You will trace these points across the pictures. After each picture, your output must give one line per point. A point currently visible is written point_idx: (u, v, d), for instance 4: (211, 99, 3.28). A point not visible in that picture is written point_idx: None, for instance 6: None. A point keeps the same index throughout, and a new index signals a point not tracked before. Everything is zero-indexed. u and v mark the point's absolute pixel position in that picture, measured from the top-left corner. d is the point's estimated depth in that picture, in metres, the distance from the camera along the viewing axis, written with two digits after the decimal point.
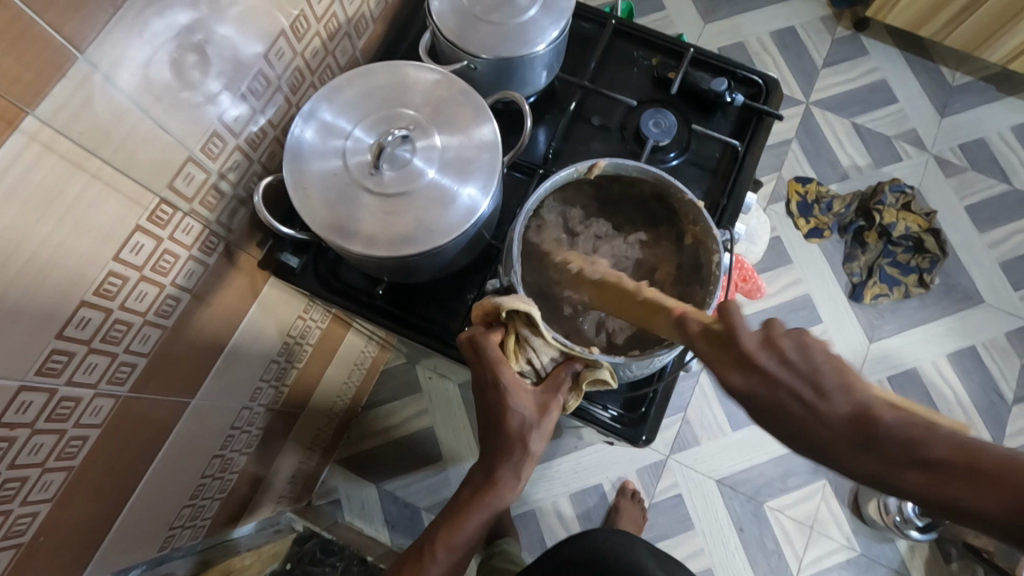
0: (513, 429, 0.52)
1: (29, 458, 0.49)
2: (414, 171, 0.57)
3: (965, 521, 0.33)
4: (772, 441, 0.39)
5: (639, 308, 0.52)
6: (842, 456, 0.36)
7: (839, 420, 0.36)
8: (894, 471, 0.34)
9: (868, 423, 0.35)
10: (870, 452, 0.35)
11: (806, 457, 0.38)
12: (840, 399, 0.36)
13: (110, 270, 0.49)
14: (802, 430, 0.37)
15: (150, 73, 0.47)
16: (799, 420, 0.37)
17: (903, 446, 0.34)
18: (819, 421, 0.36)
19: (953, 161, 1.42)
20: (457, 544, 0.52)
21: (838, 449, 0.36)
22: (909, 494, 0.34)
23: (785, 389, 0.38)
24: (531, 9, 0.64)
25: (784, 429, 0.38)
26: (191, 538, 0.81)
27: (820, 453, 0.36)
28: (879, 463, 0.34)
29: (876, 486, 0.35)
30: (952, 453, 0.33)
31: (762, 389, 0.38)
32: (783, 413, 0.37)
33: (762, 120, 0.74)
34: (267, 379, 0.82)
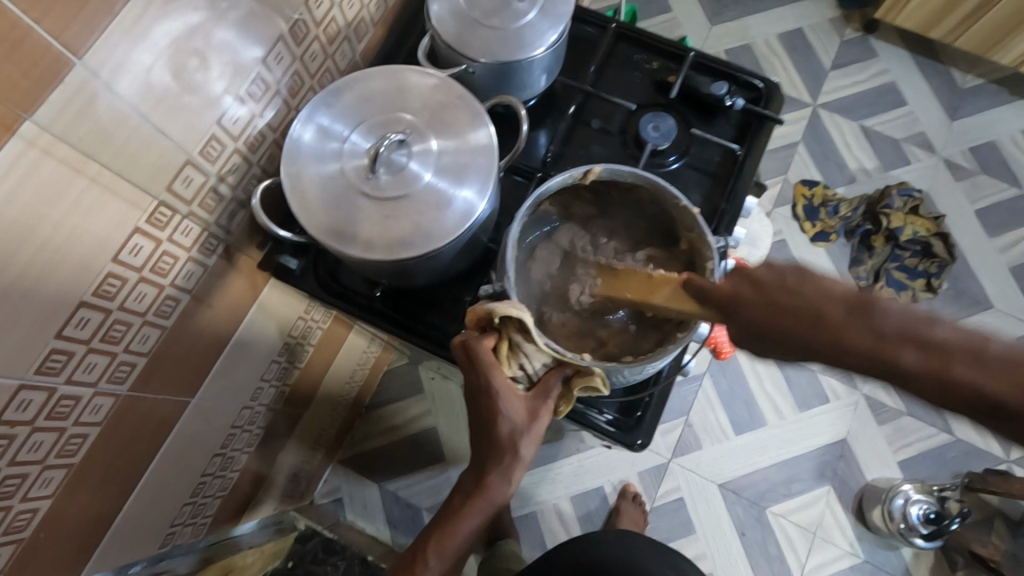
0: (502, 434, 0.52)
1: (30, 455, 0.50)
2: (411, 175, 0.57)
3: (962, 405, 0.32)
4: (768, 339, 0.39)
5: (644, 283, 0.54)
6: (840, 335, 0.35)
7: (838, 303, 0.36)
8: (893, 347, 0.34)
9: (869, 307, 0.35)
10: (871, 330, 0.34)
11: (801, 351, 0.38)
12: (839, 288, 0.37)
13: (110, 271, 0.50)
14: (804, 314, 0.37)
15: (149, 78, 0.48)
16: (795, 308, 0.38)
17: (902, 325, 0.34)
18: (820, 305, 0.37)
19: (963, 164, 1.40)
20: (449, 549, 0.53)
21: (837, 330, 0.36)
22: (908, 373, 0.33)
23: (787, 284, 0.39)
24: (530, 13, 0.64)
25: (781, 321, 0.38)
26: (191, 534, 0.82)
27: (814, 336, 0.36)
28: (877, 340, 0.34)
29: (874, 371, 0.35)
30: (956, 335, 0.33)
31: (766, 289, 0.40)
32: (784, 304, 0.38)
33: (763, 124, 0.73)
34: (267, 379, 0.83)
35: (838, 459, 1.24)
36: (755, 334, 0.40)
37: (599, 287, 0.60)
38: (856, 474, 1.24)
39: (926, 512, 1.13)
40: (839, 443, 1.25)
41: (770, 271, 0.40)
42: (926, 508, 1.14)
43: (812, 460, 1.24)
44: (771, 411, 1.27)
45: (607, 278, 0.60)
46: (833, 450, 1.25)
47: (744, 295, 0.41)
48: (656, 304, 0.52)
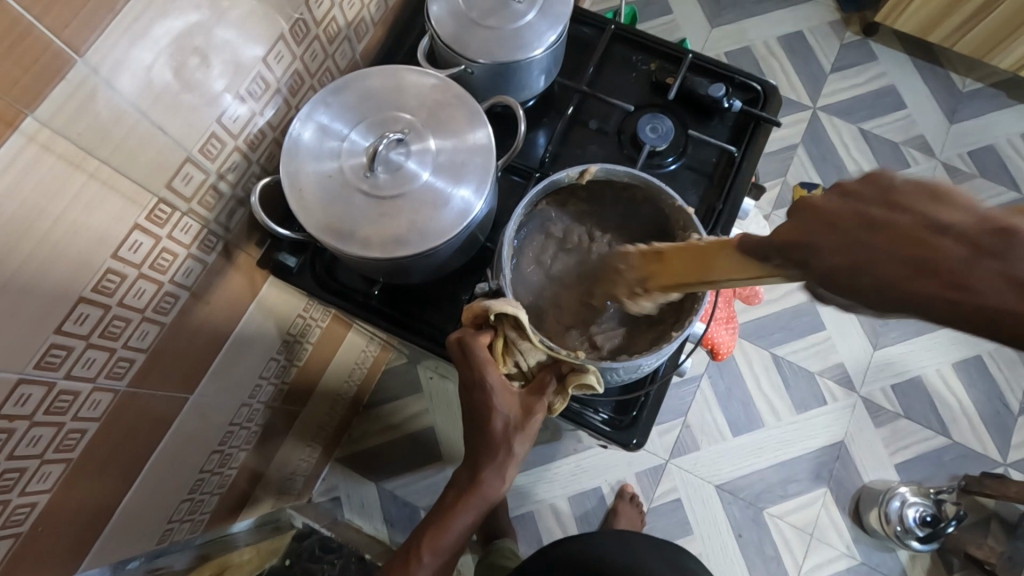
0: (497, 430, 0.53)
1: (28, 449, 0.50)
2: (408, 173, 0.58)
3: None
4: (864, 288, 0.32)
5: (699, 259, 0.48)
6: (966, 286, 0.28)
7: (963, 243, 0.29)
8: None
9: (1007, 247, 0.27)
10: (1006, 278, 0.27)
11: (904, 303, 0.30)
12: (967, 220, 0.29)
13: (109, 267, 0.50)
14: (914, 258, 0.30)
15: (149, 76, 0.48)
16: (904, 250, 0.30)
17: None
18: (936, 247, 0.29)
19: (962, 168, 1.40)
20: (442, 547, 0.53)
21: (958, 278, 0.28)
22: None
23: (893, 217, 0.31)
24: (528, 14, 0.65)
25: (879, 268, 0.31)
26: (189, 531, 0.82)
27: (923, 284, 0.29)
28: (1014, 290, 0.27)
29: (1009, 332, 0.27)
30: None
31: (866, 228, 0.32)
32: (889, 245, 0.31)
33: (759, 126, 0.74)
34: (266, 376, 0.83)
35: (835, 461, 1.24)
36: (846, 282, 0.33)
37: (648, 276, 0.53)
38: (852, 476, 1.24)
39: (922, 515, 1.13)
40: (836, 445, 1.25)
41: (872, 203, 0.33)
42: (923, 510, 1.14)
43: (809, 462, 1.24)
44: (768, 412, 1.27)
45: (654, 263, 0.53)
46: (830, 452, 1.25)
47: (834, 233, 0.34)
48: (724, 278, 0.46)
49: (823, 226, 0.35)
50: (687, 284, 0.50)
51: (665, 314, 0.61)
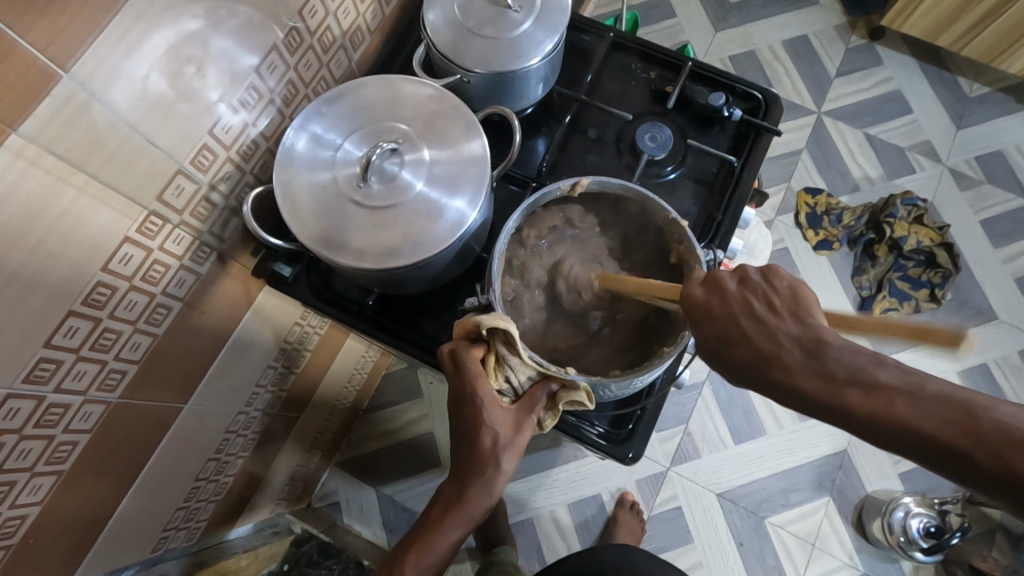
0: (486, 446, 0.52)
1: (17, 462, 0.50)
2: (403, 185, 0.57)
3: (895, 442, 0.36)
4: (735, 371, 0.42)
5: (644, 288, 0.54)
6: (798, 376, 0.39)
7: (795, 345, 0.40)
8: (840, 388, 0.38)
9: (824, 350, 0.39)
10: (821, 375, 0.38)
11: (760, 385, 0.41)
12: (800, 327, 0.40)
13: (99, 280, 0.50)
14: (765, 353, 0.41)
15: (142, 87, 0.48)
16: (762, 347, 0.41)
17: (851, 369, 0.38)
18: (779, 346, 0.40)
19: (968, 174, 1.39)
20: (427, 563, 0.52)
21: (792, 371, 0.39)
22: (854, 413, 0.37)
23: (752, 318, 0.42)
24: (525, 23, 0.64)
25: (745, 357, 0.41)
26: (185, 539, 0.82)
27: (772, 373, 0.40)
28: (827, 382, 0.38)
29: (823, 410, 0.38)
30: (896, 379, 0.37)
31: (738, 324, 0.42)
32: (750, 341, 0.41)
33: (760, 135, 0.73)
34: (263, 384, 0.83)
35: (838, 470, 1.23)
36: (722, 364, 0.43)
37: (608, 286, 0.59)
38: (855, 485, 1.22)
39: (927, 525, 1.12)
40: (838, 454, 1.24)
41: (743, 303, 0.43)
42: (927, 521, 1.12)
43: (811, 471, 1.23)
44: (770, 420, 1.26)
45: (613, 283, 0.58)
46: (833, 460, 1.24)
47: (716, 321, 0.43)
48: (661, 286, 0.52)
49: (704, 311, 0.44)
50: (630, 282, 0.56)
51: (652, 324, 0.62)
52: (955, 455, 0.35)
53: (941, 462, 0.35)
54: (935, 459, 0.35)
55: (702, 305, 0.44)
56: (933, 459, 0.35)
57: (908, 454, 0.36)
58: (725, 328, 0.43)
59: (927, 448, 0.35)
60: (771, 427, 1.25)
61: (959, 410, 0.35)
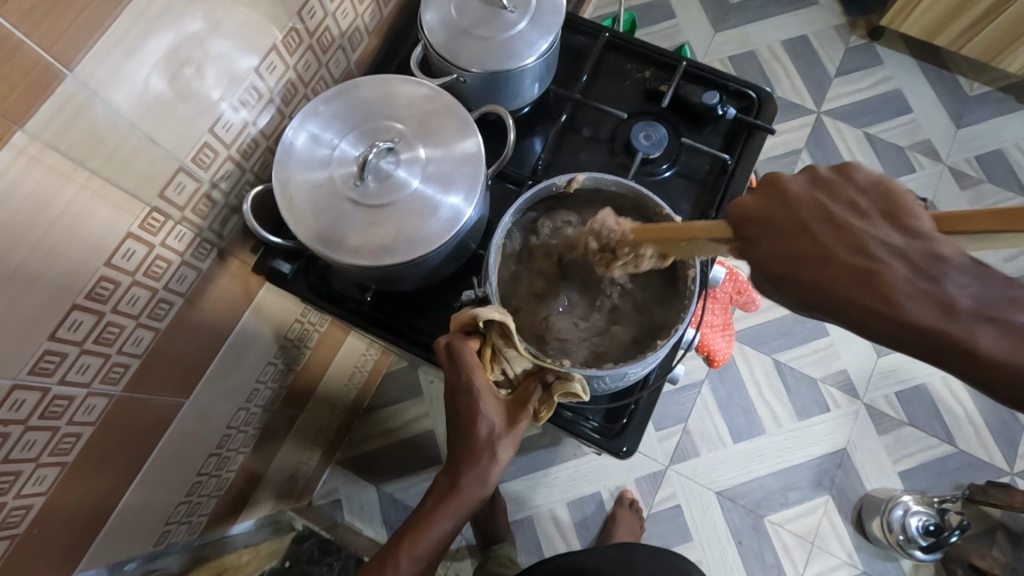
0: (481, 437, 0.53)
1: (22, 453, 0.51)
2: (399, 182, 0.58)
3: (1002, 384, 0.34)
4: (823, 295, 0.37)
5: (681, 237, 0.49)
6: (902, 297, 0.35)
7: (901, 259, 0.36)
8: (965, 323, 0.34)
9: (942, 271, 0.35)
10: (931, 297, 0.35)
11: (857, 313, 0.36)
12: (903, 241, 0.37)
13: (102, 275, 0.51)
14: (867, 273, 0.36)
15: (143, 87, 0.49)
16: (853, 262, 0.37)
17: (966, 293, 0.35)
18: (884, 263, 0.36)
19: (968, 173, 1.39)
20: (420, 553, 0.53)
21: (904, 298, 0.35)
22: (980, 349, 0.34)
23: (842, 230, 0.37)
24: (520, 23, 0.65)
25: (840, 276, 0.37)
26: (187, 533, 0.84)
27: (878, 298, 0.35)
28: (939, 308, 0.35)
29: (938, 347, 0.35)
30: (1015, 313, 0.34)
31: (822, 233, 0.38)
32: (846, 256, 0.37)
33: (753, 133, 0.74)
34: (264, 381, 0.84)
35: (837, 468, 1.23)
36: (804, 285, 0.38)
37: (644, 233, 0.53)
38: (854, 483, 1.23)
39: (926, 523, 1.12)
40: (837, 452, 1.24)
41: (830, 209, 0.39)
42: (926, 519, 1.12)
43: (810, 470, 1.23)
44: (769, 418, 1.26)
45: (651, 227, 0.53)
46: (832, 458, 1.24)
47: (783, 230, 0.39)
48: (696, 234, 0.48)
49: (771, 220, 0.40)
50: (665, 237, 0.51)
51: (644, 321, 0.62)
52: None
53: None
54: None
55: (769, 214, 0.40)
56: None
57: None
58: (809, 242, 0.38)
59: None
60: (770, 425, 1.26)
61: None
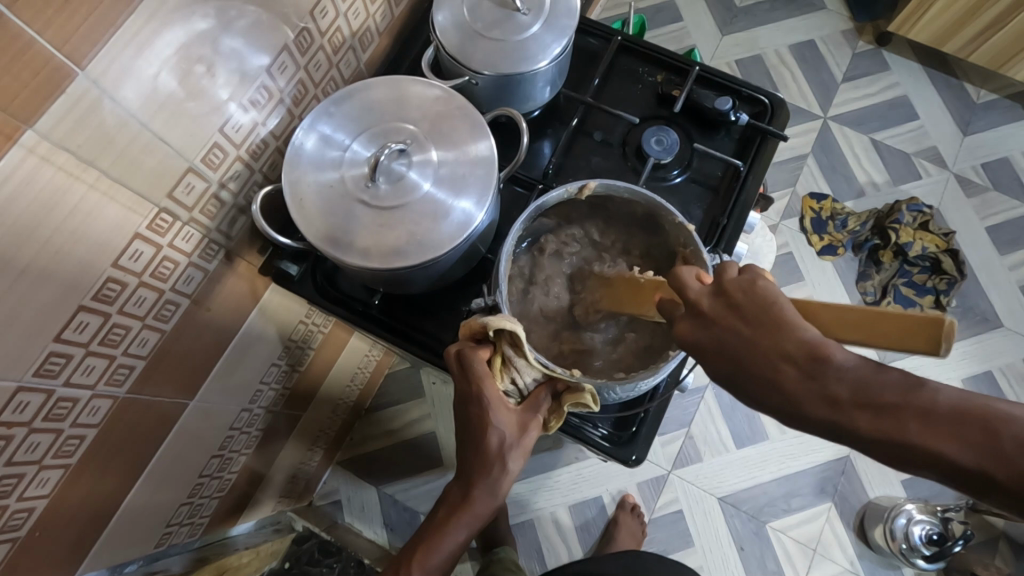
0: (493, 447, 0.53)
1: (27, 455, 0.50)
2: (410, 185, 0.57)
3: (914, 466, 0.31)
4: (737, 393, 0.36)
5: (639, 292, 0.53)
6: (794, 400, 0.33)
7: (789, 361, 0.34)
8: (849, 414, 0.32)
9: (825, 367, 0.33)
10: (825, 396, 0.32)
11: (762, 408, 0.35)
12: (791, 343, 0.34)
13: (109, 275, 0.51)
14: (760, 377, 0.34)
15: (153, 86, 0.48)
16: (750, 368, 0.35)
17: (854, 384, 0.32)
18: (775, 367, 0.34)
19: (975, 181, 1.39)
20: (432, 563, 0.53)
21: (792, 396, 0.33)
22: (868, 440, 0.31)
23: (739, 343, 0.35)
24: (533, 26, 0.64)
25: (739, 377, 0.35)
26: (187, 535, 0.83)
27: (773, 399, 0.34)
28: (828, 405, 0.32)
29: (835, 436, 0.33)
30: (906, 395, 0.31)
31: (725, 344, 0.36)
32: (744, 361, 0.35)
33: (766, 139, 0.73)
34: (267, 382, 0.83)
35: (840, 476, 1.23)
36: (723, 384, 0.37)
37: (601, 302, 0.60)
38: (857, 491, 1.22)
39: (928, 533, 1.12)
40: (841, 460, 1.24)
41: (731, 318, 0.36)
42: (929, 528, 1.12)
43: (813, 476, 1.23)
44: (772, 424, 1.26)
45: (606, 291, 0.60)
46: (835, 466, 1.23)
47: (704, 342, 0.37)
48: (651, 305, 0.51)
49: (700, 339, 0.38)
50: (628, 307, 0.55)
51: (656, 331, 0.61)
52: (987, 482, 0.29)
53: (977, 491, 0.29)
54: (971, 488, 0.29)
55: (696, 341, 0.38)
56: (967, 488, 0.30)
57: (937, 480, 0.31)
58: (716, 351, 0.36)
59: (958, 477, 0.29)
60: (773, 431, 1.25)
61: (987, 425, 0.29)
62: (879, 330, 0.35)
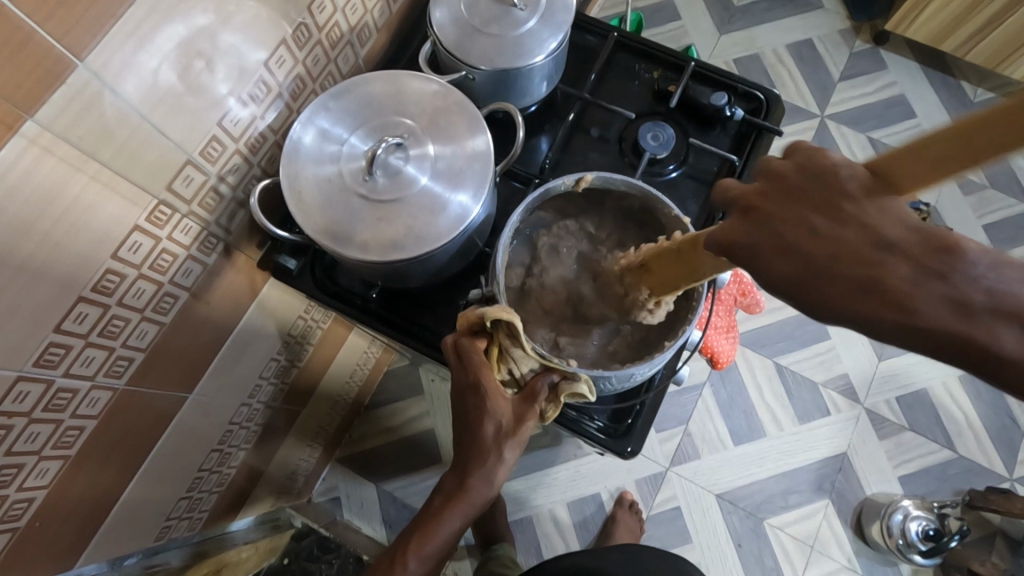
0: (488, 435, 0.53)
1: (26, 446, 0.51)
2: (407, 179, 0.58)
3: None
4: (816, 300, 0.32)
5: (679, 261, 0.48)
6: (911, 301, 0.29)
7: (903, 258, 0.30)
8: (983, 322, 0.28)
9: (952, 266, 0.29)
10: (948, 299, 0.29)
11: (861, 320, 0.31)
12: (906, 235, 0.30)
13: (108, 267, 0.51)
14: (861, 277, 0.31)
15: (153, 79, 0.49)
16: (852, 265, 0.31)
17: (989, 288, 0.28)
18: (882, 264, 0.30)
19: (972, 179, 1.39)
20: (429, 551, 0.53)
21: (909, 296, 0.29)
22: (1000, 355, 0.28)
23: (834, 239, 0.31)
24: (530, 22, 0.65)
25: (825, 280, 0.31)
26: (186, 529, 0.83)
27: (881, 302, 0.30)
28: (956, 310, 0.28)
29: (950, 351, 0.29)
30: None
31: (817, 241, 0.32)
32: (839, 259, 0.31)
33: (761, 135, 0.74)
34: (265, 377, 0.84)
35: (838, 473, 1.23)
36: (791, 292, 0.33)
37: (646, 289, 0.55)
38: (855, 488, 1.23)
39: (925, 529, 1.12)
40: (838, 457, 1.24)
41: (803, 211, 0.33)
42: (925, 524, 1.13)
43: (811, 474, 1.23)
44: (769, 422, 1.26)
45: (645, 276, 0.54)
46: (832, 463, 1.24)
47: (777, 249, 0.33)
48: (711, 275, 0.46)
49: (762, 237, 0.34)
50: (679, 282, 0.50)
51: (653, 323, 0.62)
52: None
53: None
54: None
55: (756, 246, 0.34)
56: None
57: None
58: (791, 249, 0.32)
59: None
60: (770, 428, 1.26)
61: None
62: (953, 165, 0.29)
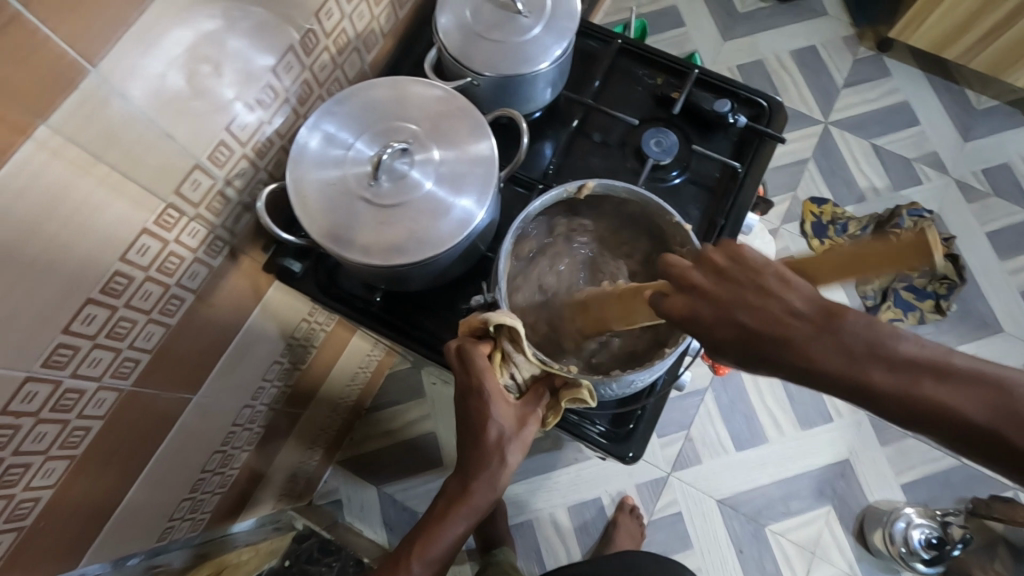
0: (491, 439, 0.54)
1: (33, 445, 0.51)
2: (411, 183, 0.58)
3: (923, 422, 0.33)
4: (741, 357, 0.38)
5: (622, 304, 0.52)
6: (811, 356, 0.35)
7: (806, 321, 0.36)
8: (864, 366, 0.34)
9: (843, 325, 0.35)
10: (840, 351, 0.34)
11: (777, 369, 0.36)
12: (808, 305, 0.36)
13: (117, 269, 0.52)
14: (774, 337, 0.36)
15: (161, 83, 0.50)
16: (766, 329, 0.36)
17: (871, 341, 0.34)
18: (790, 326, 0.36)
19: (975, 186, 1.39)
20: (431, 556, 0.53)
21: (810, 351, 0.35)
22: (879, 392, 0.34)
23: (750, 308, 0.37)
24: (534, 28, 0.65)
25: (750, 343, 0.37)
26: (189, 530, 0.84)
27: (789, 357, 0.36)
28: (846, 360, 0.34)
29: (847, 391, 0.35)
30: (916, 352, 0.34)
31: (738, 309, 0.38)
32: (758, 325, 0.37)
33: (763, 141, 0.74)
34: (269, 379, 0.84)
35: (839, 479, 1.23)
36: (724, 352, 0.38)
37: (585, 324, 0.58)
38: (856, 494, 1.22)
39: (928, 537, 1.12)
40: (840, 463, 1.24)
41: (732, 291, 0.38)
42: (928, 532, 1.13)
43: (812, 480, 1.23)
44: (771, 428, 1.26)
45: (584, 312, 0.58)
46: (834, 469, 1.24)
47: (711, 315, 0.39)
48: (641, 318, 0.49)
49: (703, 309, 0.39)
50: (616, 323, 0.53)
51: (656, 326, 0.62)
52: (990, 435, 0.32)
53: (972, 445, 0.33)
54: (969, 442, 0.33)
55: (695, 314, 0.39)
56: (965, 443, 0.33)
57: (938, 437, 0.34)
58: (724, 322, 0.38)
59: (962, 431, 0.33)
60: (772, 434, 1.26)
61: (989, 386, 0.33)
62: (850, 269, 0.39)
